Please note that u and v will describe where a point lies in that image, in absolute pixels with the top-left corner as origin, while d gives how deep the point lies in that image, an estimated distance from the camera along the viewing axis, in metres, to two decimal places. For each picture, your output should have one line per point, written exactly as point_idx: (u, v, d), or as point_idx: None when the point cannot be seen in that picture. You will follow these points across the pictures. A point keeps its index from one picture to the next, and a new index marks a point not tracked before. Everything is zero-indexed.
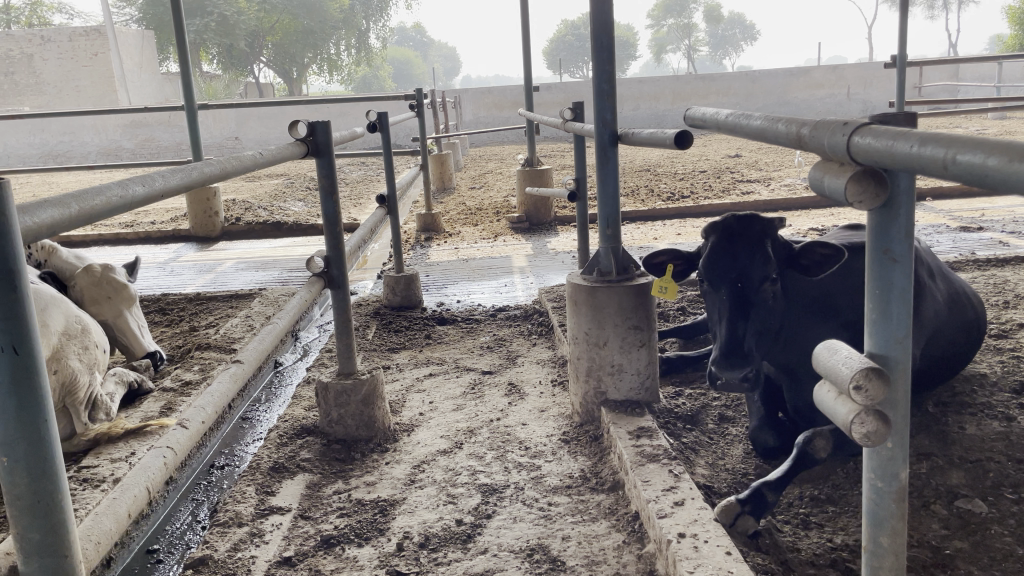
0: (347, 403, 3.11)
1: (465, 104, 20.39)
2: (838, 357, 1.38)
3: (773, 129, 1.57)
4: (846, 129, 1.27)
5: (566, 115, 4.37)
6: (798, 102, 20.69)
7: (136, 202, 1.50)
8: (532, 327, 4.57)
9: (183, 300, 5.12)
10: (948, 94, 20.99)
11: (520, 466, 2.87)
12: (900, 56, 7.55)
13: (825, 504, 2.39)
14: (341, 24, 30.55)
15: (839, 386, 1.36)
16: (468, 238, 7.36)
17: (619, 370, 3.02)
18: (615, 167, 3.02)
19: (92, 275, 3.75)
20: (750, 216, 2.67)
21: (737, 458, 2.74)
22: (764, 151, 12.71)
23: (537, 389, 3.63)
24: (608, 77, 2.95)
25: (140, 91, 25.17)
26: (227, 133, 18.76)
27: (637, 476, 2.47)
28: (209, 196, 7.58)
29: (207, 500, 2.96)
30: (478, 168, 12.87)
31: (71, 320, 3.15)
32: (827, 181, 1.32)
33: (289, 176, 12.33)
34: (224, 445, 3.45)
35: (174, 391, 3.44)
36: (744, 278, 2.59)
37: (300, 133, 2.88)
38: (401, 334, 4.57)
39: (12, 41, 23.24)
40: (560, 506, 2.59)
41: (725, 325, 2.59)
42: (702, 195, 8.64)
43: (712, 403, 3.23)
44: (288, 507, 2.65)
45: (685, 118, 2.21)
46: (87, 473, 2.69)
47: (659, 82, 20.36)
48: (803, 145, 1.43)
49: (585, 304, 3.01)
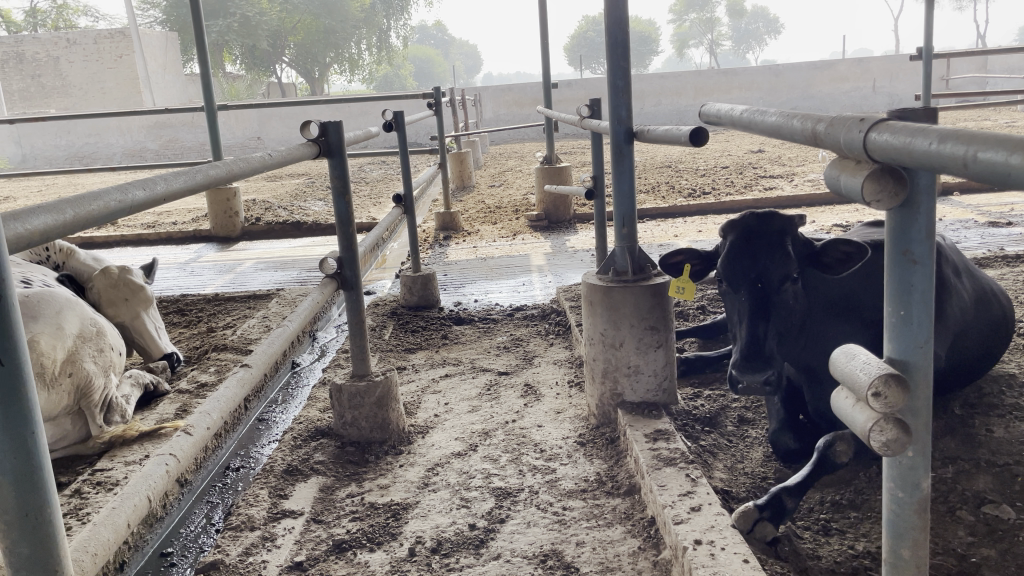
0: (361, 404, 3.09)
1: (486, 102, 20.39)
2: (856, 363, 1.33)
3: (788, 126, 1.51)
4: (863, 125, 1.21)
5: (583, 112, 4.31)
6: (822, 96, 20.43)
7: (136, 207, 1.48)
8: (549, 327, 4.53)
9: (201, 301, 5.13)
10: (977, 86, 20.61)
11: (534, 469, 2.84)
12: (926, 48, 7.40)
13: (847, 509, 2.33)
14: (362, 23, 30.64)
15: (857, 393, 1.31)
16: (487, 237, 7.33)
17: (636, 371, 2.97)
18: (630, 165, 2.97)
19: (109, 278, 3.77)
20: (769, 214, 2.60)
21: (756, 462, 2.69)
22: (787, 146, 12.56)
23: (553, 389, 3.59)
24: (623, 73, 2.90)
25: (164, 92, 25.43)
26: (250, 133, 18.90)
27: (653, 480, 2.42)
28: (229, 197, 7.61)
29: (222, 503, 2.95)
30: (498, 166, 12.85)
31: (87, 322, 3.17)
32: (844, 180, 1.27)
33: (310, 176, 12.38)
34: (240, 446, 3.45)
35: (190, 392, 3.44)
36: (764, 279, 2.52)
37: (311, 134, 2.86)
38: (418, 334, 4.55)
39: (39, 45, 23.55)
40: (574, 510, 2.54)
41: (746, 327, 2.53)
42: (724, 191, 8.54)
43: (732, 405, 3.17)
44: (300, 510, 2.64)
45: (700, 115, 2.15)
46: (101, 476, 2.69)
47: (681, 77, 20.21)
48: (818, 142, 1.37)
49: (600, 304, 2.97)
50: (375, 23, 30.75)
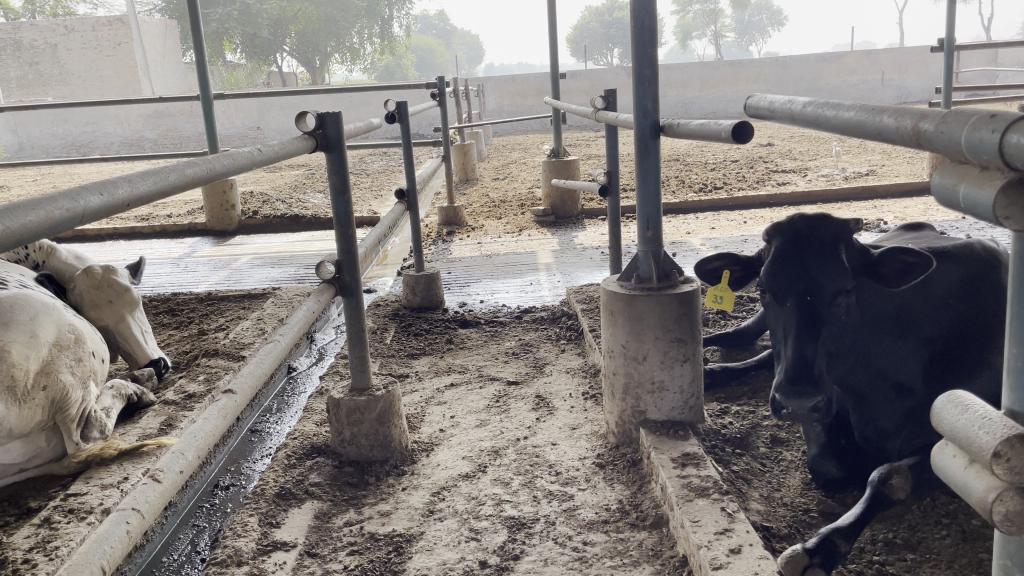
0: (360, 422, 2.84)
1: (489, 93, 20.11)
2: (970, 416, 1.07)
3: (875, 124, 1.27)
4: (996, 124, 0.95)
5: (597, 103, 3.96)
6: (830, 89, 20.08)
7: (90, 215, 1.24)
8: (560, 331, 4.28)
9: (193, 300, 4.89)
10: (988, 79, 20.32)
11: (550, 495, 2.59)
12: (949, 40, 7.11)
13: (903, 550, 2.08)
14: (364, 12, 30.22)
15: (974, 455, 1.05)
16: (491, 233, 7.07)
17: (661, 389, 2.72)
18: (657, 161, 2.70)
19: (92, 278, 3.52)
20: (820, 217, 2.37)
21: (795, 491, 2.44)
22: (797, 140, 12.30)
23: (567, 403, 3.34)
24: (650, 61, 2.62)
25: (164, 82, 25.15)
26: (249, 122, 18.67)
27: (684, 515, 2.17)
28: (226, 189, 7.36)
29: (209, 527, 2.71)
30: (502, 158, 12.57)
31: (64, 329, 2.92)
32: (963, 190, 1.02)
33: (310, 167, 12.14)
34: (230, 461, 3.21)
35: (176, 404, 3.18)
36: (813, 290, 2.29)
37: (308, 125, 2.60)
38: (421, 338, 4.30)
39: (37, 31, 23.22)
40: (596, 545, 2.30)
41: (791, 345, 2.29)
42: (735, 187, 8.28)
43: (762, 423, 2.92)
44: (293, 542, 2.39)
45: (747, 107, 1.93)
46: (75, 502, 2.44)
47: (687, 69, 19.90)
48: (923, 143, 1.13)
49: (622, 313, 2.72)
50: (377, 13, 30.46)
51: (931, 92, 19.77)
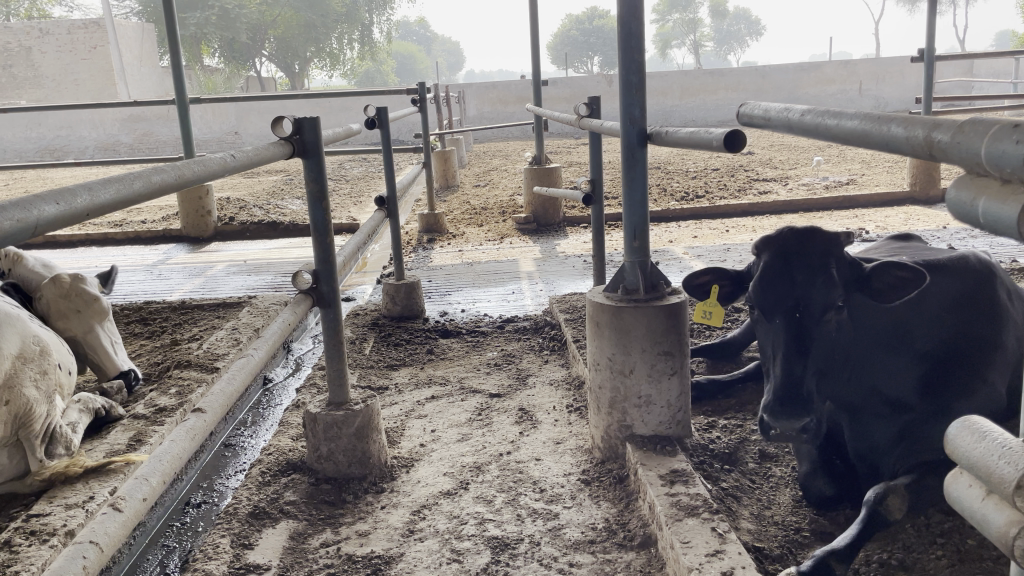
0: (337, 437, 2.74)
1: (469, 100, 20.02)
2: (991, 443, 1.00)
3: (883, 134, 1.21)
4: (1020, 133, 0.88)
5: (581, 110, 3.89)
6: (808, 98, 20.20)
7: (45, 225, 1.15)
8: (543, 341, 4.21)
9: (167, 309, 4.77)
10: (963, 90, 20.58)
11: (534, 514, 2.50)
12: (929, 51, 7.14)
13: (899, 572, 2.02)
14: (343, 18, 29.91)
15: (995, 487, 0.98)
16: (472, 240, 6.99)
17: (648, 403, 2.65)
18: (644, 170, 2.63)
19: (60, 287, 3.40)
20: (809, 230, 2.32)
21: (785, 509, 2.38)
22: (778, 148, 12.34)
23: (551, 415, 3.27)
24: (637, 68, 2.55)
25: (140, 86, 24.82)
26: (227, 127, 18.46)
27: (674, 535, 2.09)
28: (201, 195, 7.22)
29: (179, 547, 2.60)
30: (482, 165, 12.51)
31: (28, 341, 2.82)
32: (982, 205, 0.96)
33: (288, 172, 11.99)
34: (202, 477, 3.10)
35: (146, 418, 3.06)
36: (802, 306, 2.23)
37: (284, 131, 2.51)
38: (401, 349, 4.20)
39: (11, 34, 22.81)
40: (582, 567, 2.22)
41: (780, 364, 2.23)
42: (716, 195, 8.26)
43: (751, 437, 2.86)
44: (267, 564, 2.29)
45: (740, 114, 1.87)
46: (37, 523, 2.32)
47: (668, 77, 19.92)
48: (935, 154, 1.07)
49: (607, 325, 2.65)
50: (357, 18, 30.26)
51: (909, 102, 19.93)
